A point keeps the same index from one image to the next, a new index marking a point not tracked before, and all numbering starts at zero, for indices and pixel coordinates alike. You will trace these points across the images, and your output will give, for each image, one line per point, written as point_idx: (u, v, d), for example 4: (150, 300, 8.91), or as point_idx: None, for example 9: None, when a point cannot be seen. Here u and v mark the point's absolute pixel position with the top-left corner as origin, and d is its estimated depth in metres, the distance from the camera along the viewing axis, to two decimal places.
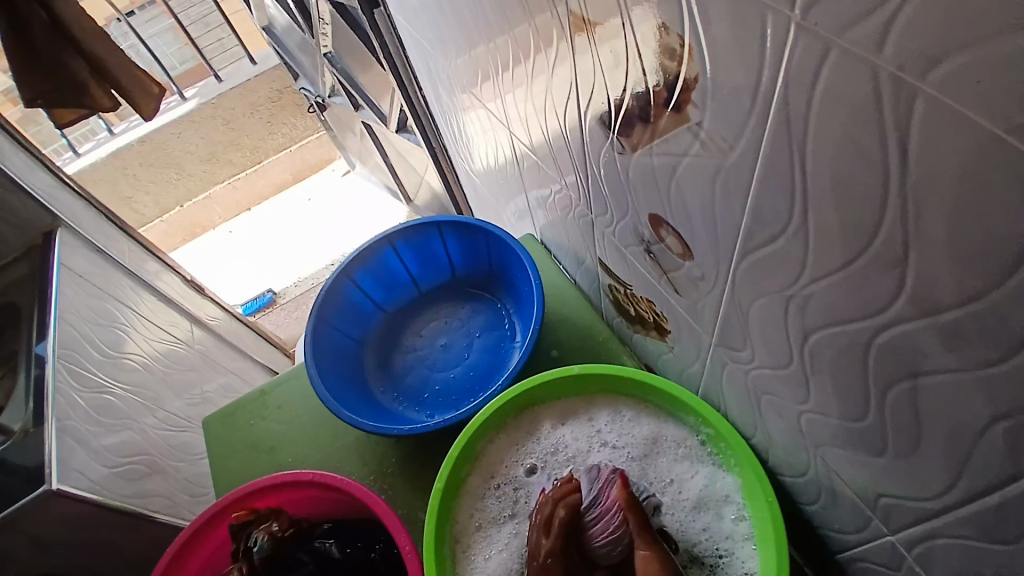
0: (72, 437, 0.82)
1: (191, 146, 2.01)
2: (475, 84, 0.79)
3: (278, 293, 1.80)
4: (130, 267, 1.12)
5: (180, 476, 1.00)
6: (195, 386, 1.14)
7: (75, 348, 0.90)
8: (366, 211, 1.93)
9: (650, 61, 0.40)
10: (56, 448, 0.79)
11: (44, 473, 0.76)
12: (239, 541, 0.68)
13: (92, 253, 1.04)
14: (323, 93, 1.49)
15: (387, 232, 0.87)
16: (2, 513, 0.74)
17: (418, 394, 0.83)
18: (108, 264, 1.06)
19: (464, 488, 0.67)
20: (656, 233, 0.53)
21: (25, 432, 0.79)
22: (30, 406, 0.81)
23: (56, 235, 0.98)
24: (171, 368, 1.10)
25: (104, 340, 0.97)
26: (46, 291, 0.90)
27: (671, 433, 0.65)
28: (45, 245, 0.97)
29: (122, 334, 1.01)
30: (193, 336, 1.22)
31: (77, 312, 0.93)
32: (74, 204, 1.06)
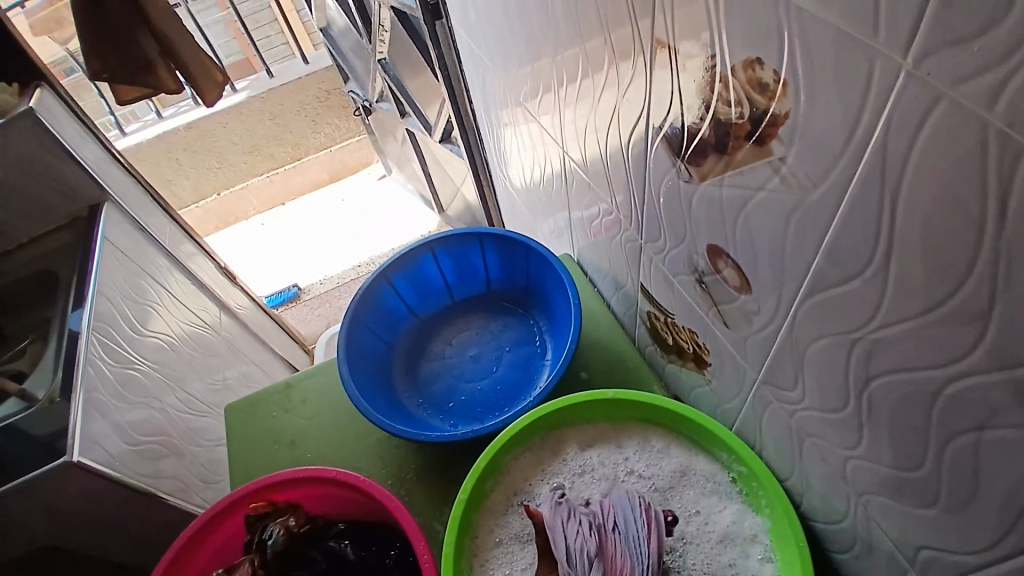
0: (98, 409, 0.82)
1: (235, 137, 2.04)
2: (534, 101, 0.80)
3: (302, 288, 1.81)
4: (167, 247, 1.14)
5: (194, 460, 1.00)
6: (217, 371, 1.15)
7: (108, 321, 0.90)
8: (397, 216, 1.95)
9: (737, 94, 0.41)
10: (82, 419, 0.79)
11: (66, 443, 0.76)
12: (254, 532, 0.67)
13: (133, 229, 1.05)
14: (370, 98, 1.51)
15: (429, 239, 0.88)
16: (23, 478, 0.74)
17: (443, 402, 0.82)
18: (147, 243, 1.08)
19: (487, 502, 0.66)
20: (712, 264, 0.54)
21: (51, 401, 0.79)
22: (60, 376, 0.82)
23: (102, 208, 1.00)
24: (196, 351, 1.11)
25: (137, 316, 0.98)
26: (87, 263, 0.92)
27: (699, 467, 0.65)
28: (91, 217, 0.99)
29: (154, 312, 1.02)
30: (220, 322, 1.23)
31: (116, 286, 0.95)
32: (123, 179, 1.08)
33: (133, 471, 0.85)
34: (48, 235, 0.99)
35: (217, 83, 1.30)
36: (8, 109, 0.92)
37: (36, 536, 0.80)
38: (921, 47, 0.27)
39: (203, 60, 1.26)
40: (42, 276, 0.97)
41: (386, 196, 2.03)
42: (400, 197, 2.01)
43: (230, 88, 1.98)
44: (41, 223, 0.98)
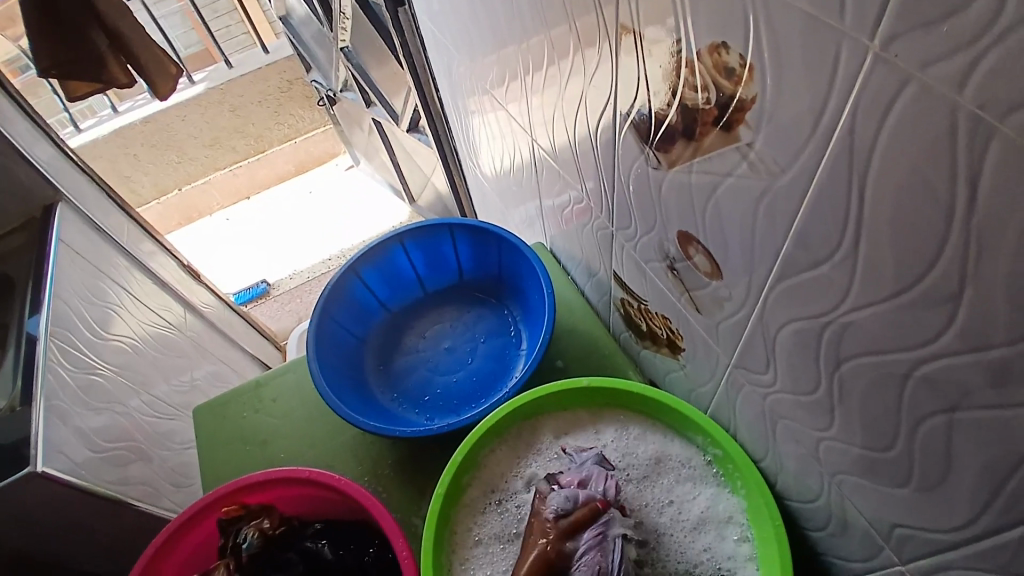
0: (59, 418, 0.79)
1: (195, 130, 1.98)
2: (500, 87, 0.79)
3: (271, 284, 1.77)
4: (127, 246, 1.10)
5: (163, 465, 0.97)
6: (185, 372, 1.12)
7: (67, 326, 0.87)
8: (367, 207, 1.91)
9: (703, 78, 0.40)
10: (43, 427, 0.76)
11: (28, 453, 0.73)
12: (228, 536, 0.66)
13: (90, 229, 1.01)
14: (334, 87, 1.48)
15: (398, 230, 0.86)
16: None
17: (418, 396, 0.81)
18: (105, 243, 1.04)
19: (464, 498, 0.65)
20: (684, 251, 0.53)
21: (11, 409, 0.76)
22: (19, 385, 0.79)
23: (56, 209, 0.96)
24: (162, 353, 1.07)
25: (97, 319, 0.94)
26: (42, 267, 0.88)
27: (674, 453, 0.65)
28: (44, 218, 0.95)
29: (115, 315, 0.99)
30: (185, 322, 1.19)
31: (74, 290, 0.91)
32: (77, 178, 1.04)
33: (100, 479, 0.83)
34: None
35: (171, 77, 1.25)
36: None
37: None
38: (890, 29, 0.27)
39: (157, 52, 1.22)
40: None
41: (354, 186, 2.00)
42: (370, 188, 1.97)
43: (188, 79, 1.91)
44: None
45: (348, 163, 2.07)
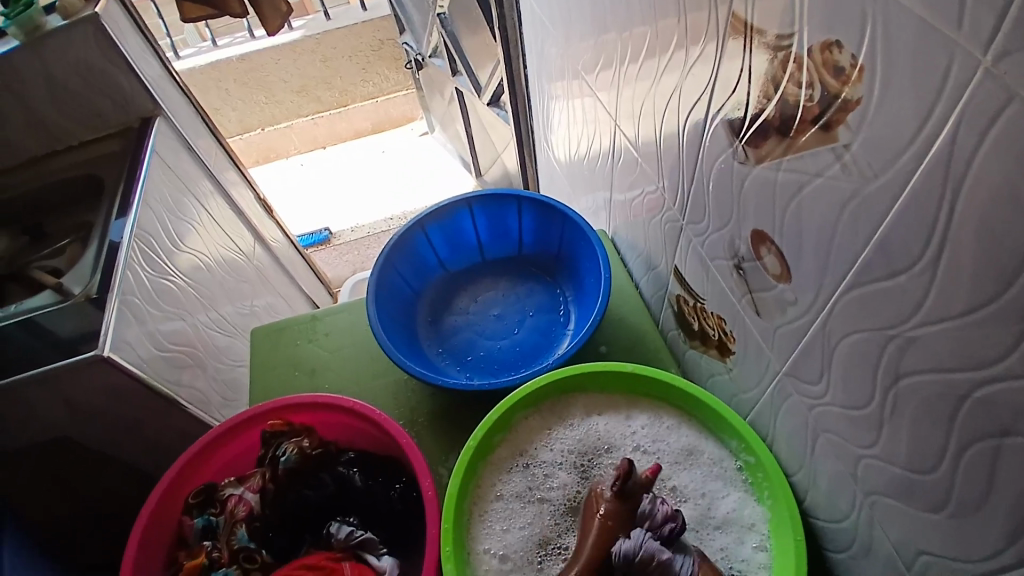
0: (132, 314, 0.82)
1: (285, 75, 2.05)
2: (592, 70, 0.79)
3: (334, 233, 1.79)
4: (211, 170, 1.15)
5: (218, 377, 1.02)
6: (246, 298, 1.17)
7: (151, 233, 0.91)
8: (435, 173, 1.92)
9: (811, 76, 0.40)
10: (114, 319, 0.78)
11: (98, 339, 0.76)
12: (268, 449, 0.69)
13: (180, 148, 1.06)
14: (424, 52, 1.51)
15: (468, 194, 0.86)
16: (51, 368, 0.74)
17: (461, 356, 0.83)
18: (193, 163, 1.09)
19: (491, 455, 0.67)
20: (754, 250, 0.54)
21: (86, 297, 0.79)
22: (98, 277, 0.82)
23: (153, 122, 1.00)
24: (228, 276, 1.13)
25: (177, 232, 0.99)
26: (135, 173, 0.92)
27: (707, 450, 0.65)
28: (141, 129, 1.00)
29: (193, 232, 1.04)
30: (254, 252, 1.25)
31: (161, 200, 0.96)
32: (178, 100, 1.09)
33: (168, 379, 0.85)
34: (98, 142, 1.01)
35: (280, 14, 1.31)
36: (71, 12, 0.90)
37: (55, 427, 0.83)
38: (1002, 45, 0.27)
39: None
40: (87, 180, 0.98)
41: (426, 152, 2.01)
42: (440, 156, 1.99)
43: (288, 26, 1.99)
44: (94, 129, 1.00)
45: (423, 130, 2.12)
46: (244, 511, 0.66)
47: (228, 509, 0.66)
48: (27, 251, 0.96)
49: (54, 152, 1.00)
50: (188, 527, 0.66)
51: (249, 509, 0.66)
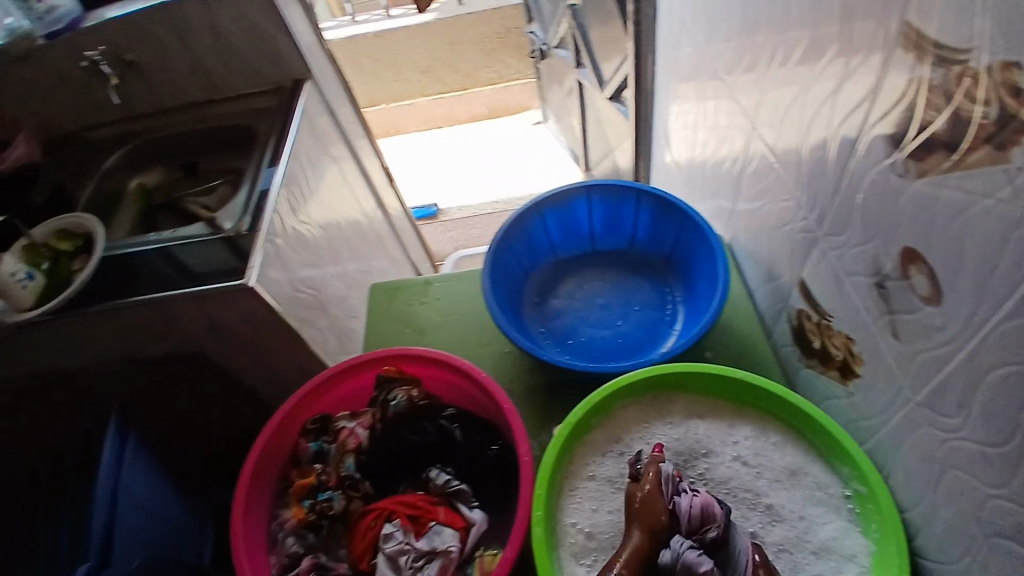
0: (275, 257, 0.85)
1: (417, 54, 2.13)
2: (733, 72, 0.78)
3: (441, 209, 1.83)
4: (346, 135, 1.20)
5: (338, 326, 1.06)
6: (366, 258, 1.24)
7: (294, 185, 0.96)
8: (545, 160, 1.93)
9: (988, 92, 0.39)
10: (261, 257, 0.81)
11: (246, 269, 0.79)
12: (381, 392, 0.76)
13: (321, 107, 1.09)
14: (550, 42, 1.55)
15: (588, 184, 0.87)
16: (204, 291, 0.78)
17: (563, 339, 0.85)
18: (331, 126, 1.13)
19: (587, 437, 0.68)
20: (902, 269, 0.52)
21: (237, 235, 0.84)
22: (248, 218, 0.86)
23: (304, 86, 1.03)
24: (355, 238, 1.19)
25: (313, 186, 1.03)
26: (287, 130, 0.97)
27: (812, 473, 0.64)
28: (292, 89, 1.03)
29: (330, 190, 1.11)
30: (375, 216, 1.32)
31: (309, 157, 1.02)
32: (326, 68, 1.12)
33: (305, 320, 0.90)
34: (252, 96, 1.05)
35: None
36: None
37: (190, 355, 0.90)
38: None
39: None
40: (240, 131, 1.03)
41: (535, 138, 2.04)
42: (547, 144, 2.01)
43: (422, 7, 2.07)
44: (251, 84, 1.04)
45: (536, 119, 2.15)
46: (354, 444, 0.73)
47: (340, 440, 0.74)
48: (182, 183, 1.05)
49: (212, 100, 1.05)
50: (304, 449, 0.74)
51: (358, 442, 0.73)
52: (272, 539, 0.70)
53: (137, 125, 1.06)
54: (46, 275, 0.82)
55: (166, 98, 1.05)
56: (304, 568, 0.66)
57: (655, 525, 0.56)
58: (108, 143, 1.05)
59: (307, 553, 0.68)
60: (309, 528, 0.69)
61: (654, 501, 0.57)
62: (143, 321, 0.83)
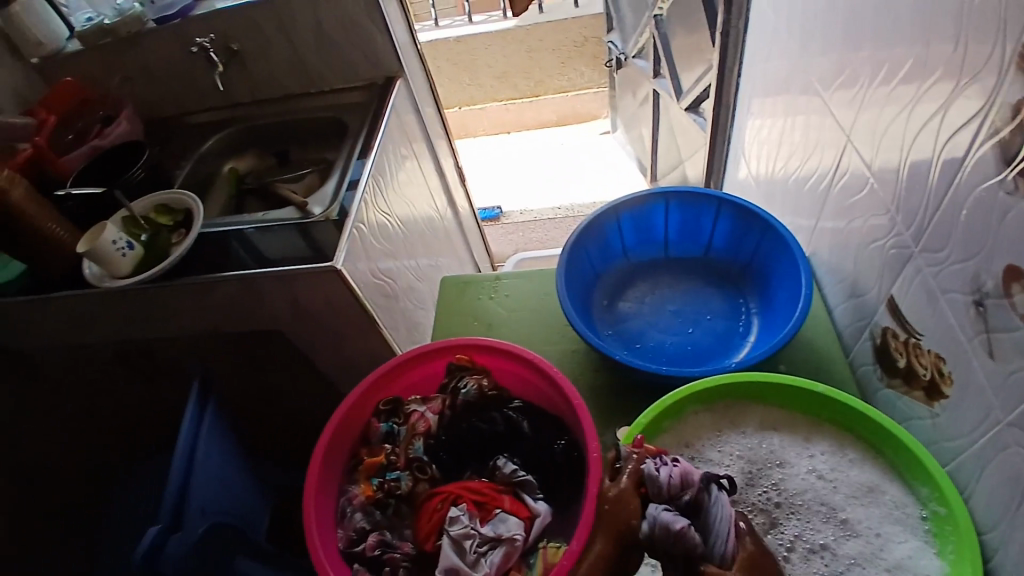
0: (360, 242, 0.88)
1: (493, 60, 2.19)
2: (830, 87, 0.77)
3: (504, 212, 1.84)
4: (428, 133, 1.23)
5: (409, 316, 1.08)
6: (436, 254, 1.26)
7: (381, 176, 0.99)
8: (612, 170, 1.92)
9: None
10: (347, 242, 0.85)
11: (335, 251, 0.82)
12: (451, 378, 0.78)
13: (409, 104, 1.13)
14: (628, 52, 1.56)
15: (668, 189, 0.87)
16: (294, 269, 0.82)
17: (631, 342, 0.85)
18: (416, 122, 1.17)
19: (656, 440, 0.67)
20: (1003, 287, 0.50)
21: (326, 220, 0.88)
22: (337, 204, 0.90)
23: (396, 83, 1.06)
24: (429, 232, 1.22)
25: (396, 178, 1.07)
26: (378, 123, 1.01)
27: (890, 491, 0.63)
28: (385, 87, 1.06)
29: (410, 184, 1.14)
30: (446, 214, 1.35)
31: (393, 150, 1.05)
32: (416, 67, 1.16)
33: (382, 307, 0.93)
34: (345, 91, 1.09)
35: None
36: None
37: (267, 332, 0.94)
38: None
39: None
40: (331, 123, 1.08)
41: (602, 147, 2.05)
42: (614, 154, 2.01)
43: (503, 15, 2.13)
44: (345, 79, 1.08)
45: (604, 129, 2.16)
46: (423, 427, 0.75)
47: (410, 423, 0.76)
48: (273, 170, 1.10)
49: (308, 92, 1.10)
50: (375, 429, 0.76)
51: (428, 426, 0.75)
52: (339, 514, 0.72)
53: (232, 113, 1.12)
54: (145, 246, 0.87)
55: (261, 87, 1.10)
56: (370, 544, 0.67)
57: (628, 515, 0.51)
58: (205, 127, 1.12)
59: (373, 530, 0.70)
60: (376, 505, 0.71)
61: (622, 493, 0.52)
62: (230, 296, 0.87)
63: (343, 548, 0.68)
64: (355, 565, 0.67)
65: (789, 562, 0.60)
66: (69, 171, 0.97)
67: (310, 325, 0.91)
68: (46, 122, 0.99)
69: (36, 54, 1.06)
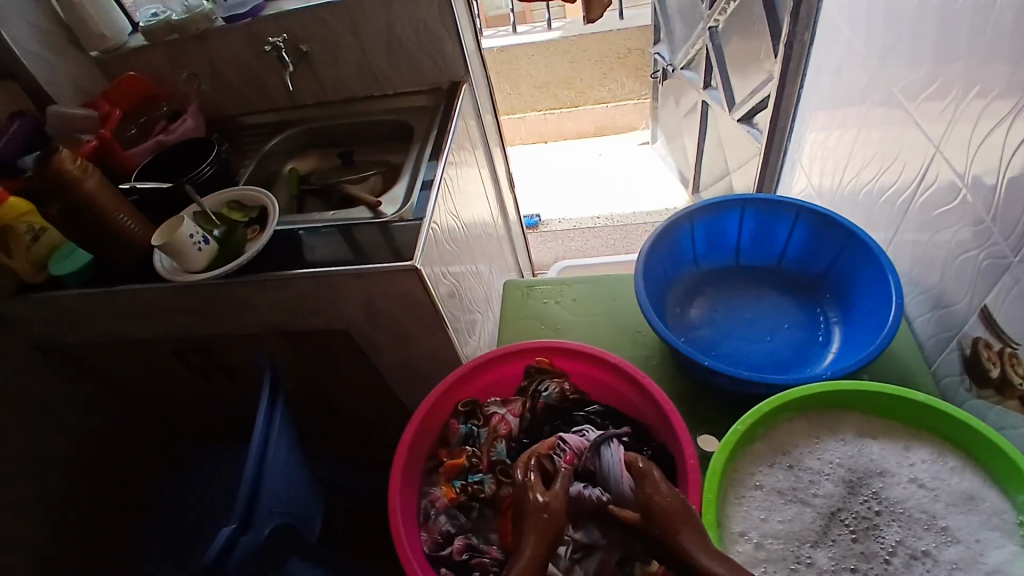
0: (434, 243, 0.88)
1: (534, 70, 2.20)
2: (915, 99, 0.77)
3: (543, 220, 1.84)
4: (487, 137, 1.24)
5: (470, 319, 1.09)
6: (490, 258, 1.26)
7: (450, 179, 0.99)
8: (652, 181, 1.93)
9: None
10: (424, 242, 0.84)
11: (414, 251, 0.81)
12: (531, 381, 0.78)
13: (472, 109, 1.13)
14: (677, 62, 1.59)
15: (744, 196, 0.87)
16: (372, 269, 0.81)
17: (706, 349, 0.84)
18: (477, 127, 1.18)
19: (752, 447, 0.67)
20: None
21: (401, 221, 0.88)
22: (412, 205, 0.90)
23: (462, 88, 1.07)
24: (484, 237, 1.22)
25: (461, 183, 1.07)
26: (447, 125, 1.01)
27: (989, 499, 0.62)
28: (451, 91, 1.07)
29: (472, 189, 1.14)
30: (498, 221, 1.35)
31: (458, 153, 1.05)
32: (479, 72, 1.16)
33: (450, 307, 0.93)
34: (409, 94, 1.10)
35: None
36: None
37: (334, 332, 0.94)
38: None
39: None
40: (397, 126, 1.09)
41: (641, 158, 2.05)
42: (653, 165, 2.01)
43: (547, 26, 2.15)
44: (411, 83, 1.09)
45: (642, 140, 2.17)
46: (505, 430, 0.74)
47: (491, 425, 0.75)
48: (337, 171, 1.11)
49: (372, 96, 1.11)
50: (455, 430, 0.75)
51: (508, 429, 0.75)
52: (422, 516, 0.71)
53: (296, 114, 1.13)
54: (219, 242, 0.85)
55: (326, 88, 1.11)
56: (458, 547, 0.66)
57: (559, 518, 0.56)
58: (269, 128, 1.13)
59: (458, 533, 0.69)
60: (460, 508, 0.70)
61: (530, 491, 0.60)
62: (301, 294, 0.87)
63: (429, 551, 0.68)
64: (440, 569, 0.66)
65: (892, 567, 0.59)
66: (132, 165, 0.97)
67: (379, 325, 0.90)
68: (110, 116, 1.00)
69: (99, 47, 1.06)
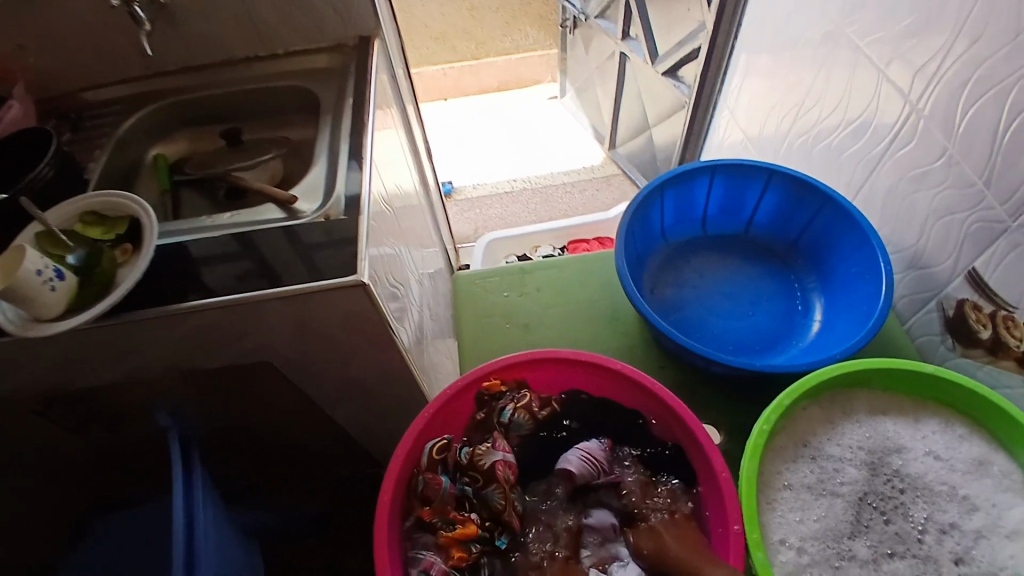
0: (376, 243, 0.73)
1: (429, 19, 1.98)
2: (887, 50, 0.73)
3: (456, 188, 1.71)
4: (399, 100, 1.08)
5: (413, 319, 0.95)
6: (419, 241, 1.12)
7: (377, 160, 0.83)
8: (566, 136, 1.85)
9: None
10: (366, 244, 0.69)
11: (356, 261, 0.65)
12: (487, 408, 0.67)
13: (385, 67, 0.96)
14: (589, 12, 1.58)
15: (713, 161, 0.81)
16: (303, 287, 0.64)
17: (693, 330, 0.78)
18: (390, 89, 1.01)
19: (774, 445, 0.63)
20: None
21: (328, 218, 0.71)
22: (340, 197, 0.73)
23: (372, 43, 0.90)
24: (411, 219, 1.08)
25: (385, 162, 0.91)
26: (363, 91, 0.84)
27: (998, 461, 0.61)
28: (360, 49, 0.90)
29: (393, 163, 0.99)
30: (420, 196, 1.20)
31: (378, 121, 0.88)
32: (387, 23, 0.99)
33: (398, 314, 0.79)
34: (307, 53, 0.91)
35: None
36: None
37: (256, 365, 0.76)
38: None
39: None
40: (298, 94, 0.90)
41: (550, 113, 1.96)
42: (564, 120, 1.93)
43: None
44: (307, 40, 0.90)
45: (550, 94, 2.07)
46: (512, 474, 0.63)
47: (495, 475, 0.61)
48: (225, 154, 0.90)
49: (260, 57, 0.91)
50: (438, 485, 0.60)
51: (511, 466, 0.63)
52: None
53: (161, 86, 0.90)
54: (77, 271, 0.63)
55: (197, 51, 0.89)
56: None
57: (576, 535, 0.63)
58: (125, 104, 0.89)
59: None
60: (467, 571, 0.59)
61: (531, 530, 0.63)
62: (209, 329, 0.68)
63: None
64: None
65: (923, 545, 0.58)
66: None
67: (316, 350, 0.75)
68: None
69: None
